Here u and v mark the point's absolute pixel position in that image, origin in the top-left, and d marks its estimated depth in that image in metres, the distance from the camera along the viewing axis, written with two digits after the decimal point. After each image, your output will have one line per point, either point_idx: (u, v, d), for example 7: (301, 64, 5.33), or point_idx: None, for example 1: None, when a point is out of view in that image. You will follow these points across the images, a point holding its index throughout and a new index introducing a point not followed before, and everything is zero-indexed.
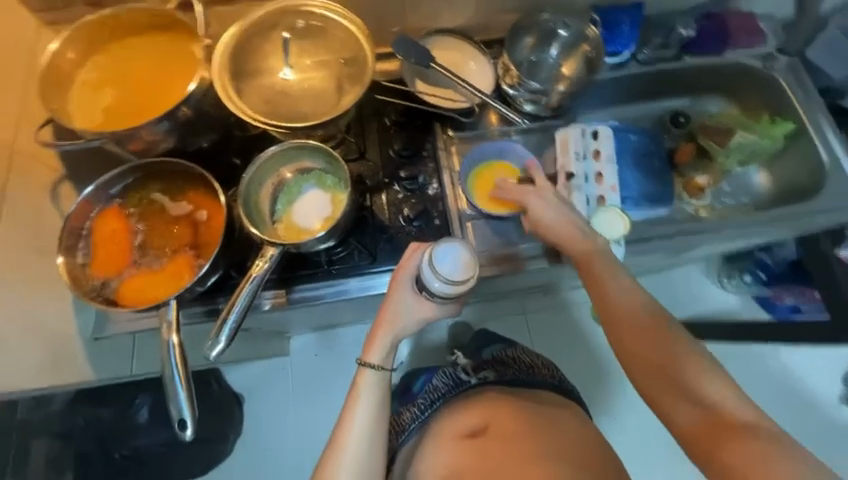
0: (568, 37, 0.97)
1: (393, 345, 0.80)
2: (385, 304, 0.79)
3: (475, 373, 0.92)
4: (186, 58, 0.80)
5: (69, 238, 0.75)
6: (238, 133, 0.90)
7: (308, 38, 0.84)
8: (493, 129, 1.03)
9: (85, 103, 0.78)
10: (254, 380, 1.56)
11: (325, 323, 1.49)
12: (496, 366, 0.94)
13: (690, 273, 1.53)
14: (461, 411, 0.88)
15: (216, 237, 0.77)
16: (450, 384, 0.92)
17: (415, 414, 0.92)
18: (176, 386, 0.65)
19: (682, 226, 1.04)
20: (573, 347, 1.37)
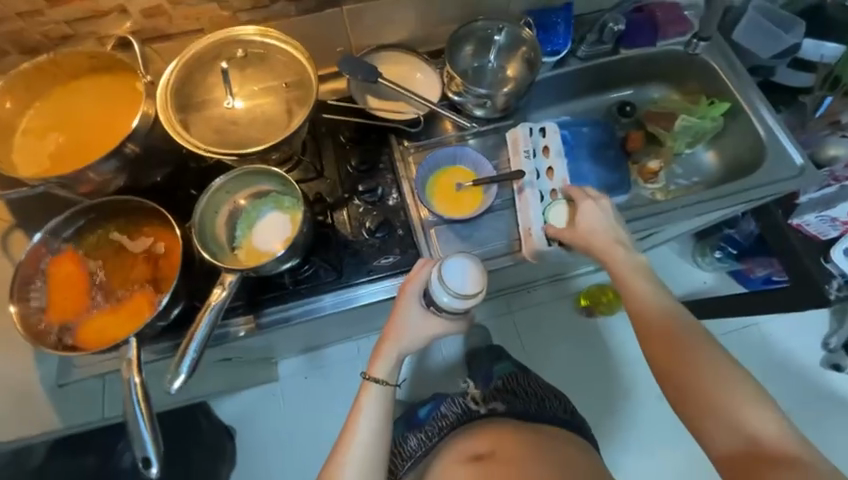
0: (504, 41, 1.01)
1: (398, 357, 0.81)
2: (392, 320, 0.80)
3: (485, 404, 0.96)
4: (129, 95, 0.81)
5: (22, 286, 0.74)
6: (193, 164, 0.91)
7: (251, 65, 0.86)
8: (449, 135, 1.05)
9: (30, 149, 0.78)
10: (244, 411, 1.52)
11: (310, 344, 1.48)
12: (502, 393, 0.98)
13: (665, 254, 1.60)
14: (470, 436, 0.90)
15: (174, 270, 0.77)
16: (459, 412, 0.95)
17: (423, 441, 0.95)
18: (139, 426, 0.64)
19: (641, 210, 1.07)
20: (561, 340, 1.51)
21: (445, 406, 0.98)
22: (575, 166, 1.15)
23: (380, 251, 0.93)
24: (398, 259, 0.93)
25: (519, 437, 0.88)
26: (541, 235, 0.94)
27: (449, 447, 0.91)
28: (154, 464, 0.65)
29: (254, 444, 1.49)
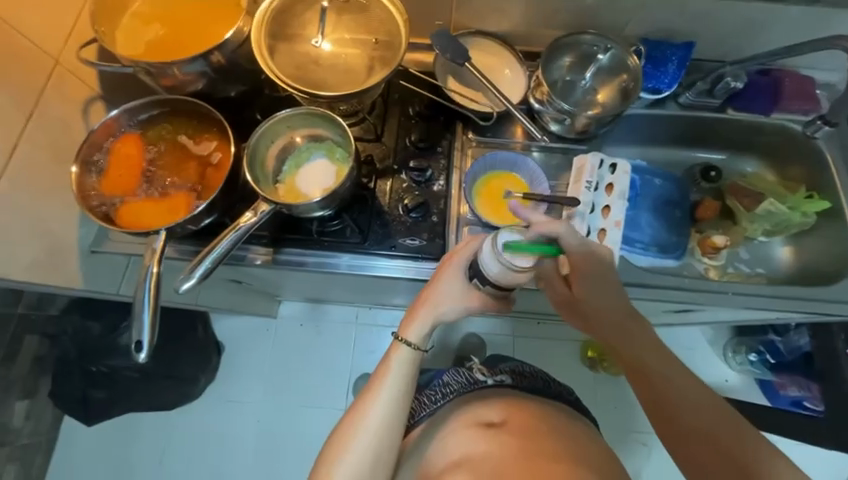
0: (606, 63, 0.95)
1: (432, 327, 0.77)
2: (432, 284, 0.78)
3: (492, 375, 0.92)
4: (232, 9, 0.83)
5: (88, 153, 0.79)
6: (267, 92, 0.93)
7: (349, 13, 0.86)
8: (515, 141, 1.01)
9: (131, 31, 0.83)
10: (238, 334, 1.61)
11: (315, 295, 1.52)
12: (511, 372, 0.93)
13: (695, 336, 1.46)
14: (478, 404, 0.87)
15: (219, 183, 0.80)
16: (463, 382, 0.92)
17: (429, 403, 0.93)
18: (143, 312, 0.68)
19: (689, 281, 0.98)
20: (562, 377, 1.45)
21: (448, 375, 0.94)
22: (633, 214, 1.08)
23: (409, 231, 0.92)
24: (424, 244, 0.92)
25: (529, 416, 0.84)
26: None
27: (456, 409, 0.88)
28: (143, 350, 0.68)
29: (237, 365, 1.58)
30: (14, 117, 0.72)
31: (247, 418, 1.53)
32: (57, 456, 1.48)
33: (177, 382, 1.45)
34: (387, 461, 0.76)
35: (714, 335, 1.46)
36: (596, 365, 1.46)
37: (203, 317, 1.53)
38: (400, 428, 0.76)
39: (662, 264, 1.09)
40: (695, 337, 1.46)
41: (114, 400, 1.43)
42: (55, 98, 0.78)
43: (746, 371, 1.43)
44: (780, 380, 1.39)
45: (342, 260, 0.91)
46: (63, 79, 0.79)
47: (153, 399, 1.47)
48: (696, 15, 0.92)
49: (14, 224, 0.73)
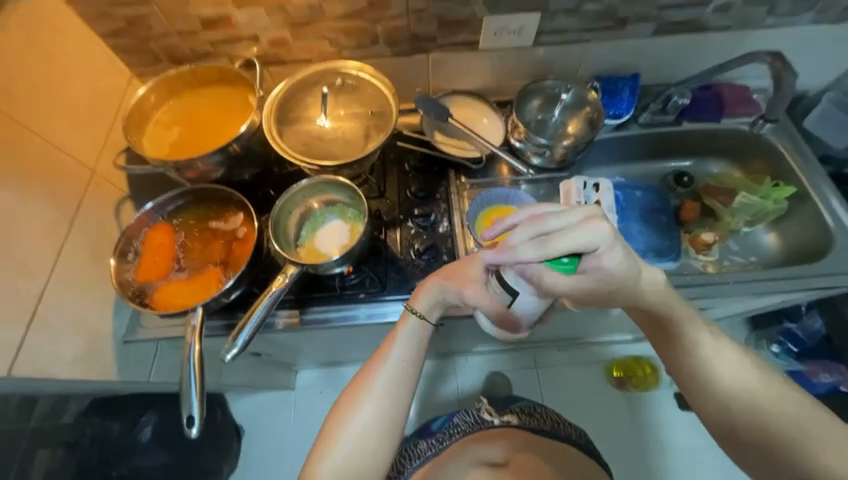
0: (570, 100, 1.09)
1: (440, 300, 0.75)
2: (457, 261, 0.72)
3: (499, 415, 0.94)
4: (243, 105, 0.96)
5: (124, 246, 0.86)
6: (276, 169, 1.03)
7: (344, 93, 0.99)
8: (503, 177, 1.12)
9: (156, 136, 0.94)
10: (259, 412, 1.57)
11: (333, 357, 1.52)
12: (519, 413, 0.96)
13: None
14: (484, 444, 0.89)
15: (246, 256, 0.87)
16: (471, 422, 0.93)
17: (429, 446, 0.91)
18: (189, 386, 0.71)
19: (691, 279, 1.04)
20: (591, 400, 1.44)
21: (457, 415, 0.96)
22: (624, 226, 1.16)
23: (424, 273, 0.98)
24: None
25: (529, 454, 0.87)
26: None
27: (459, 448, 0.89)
28: (195, 424, 0.70)
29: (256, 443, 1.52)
30: (58, 225, 0.79)
31: None
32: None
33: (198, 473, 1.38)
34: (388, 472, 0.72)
35: (729, 331, 1.49)
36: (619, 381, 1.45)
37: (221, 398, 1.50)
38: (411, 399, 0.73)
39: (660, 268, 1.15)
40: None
41: None
42: (91, 204, 0.86)
43: (770, 363, 1.44)
44: (810, 368, 1.36)
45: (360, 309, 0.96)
46: (99, 186, 0.88)
47: None
48: (637, 51, 1.07)
49: (59, 325, 0.77)
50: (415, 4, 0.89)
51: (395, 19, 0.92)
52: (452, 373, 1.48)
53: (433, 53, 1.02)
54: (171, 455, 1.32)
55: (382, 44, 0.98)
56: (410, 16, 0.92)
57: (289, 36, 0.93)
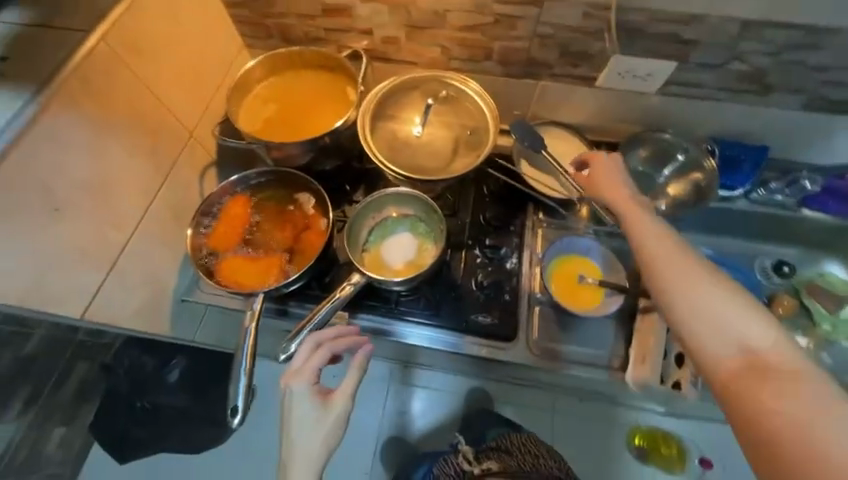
0: (683, 162, 0.98)
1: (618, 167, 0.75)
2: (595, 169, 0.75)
3: (479, 463, 1.00)
4: (342, 100, 0.96)
5: (202, 210, 0.87)
6: (354, 164, 1.04)
7: (446, 106, 0.96)
8: (580, 224, 1.03)
9: (252, 111, 0.94)
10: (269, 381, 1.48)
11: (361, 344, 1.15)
12: (495, 454, 1.04)
13: None
14: None
15: (310, 252, 0.88)
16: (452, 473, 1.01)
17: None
18: (240, 368, 0.68)
19: None
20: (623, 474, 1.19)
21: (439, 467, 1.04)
22: None
23: (483, 307, 0.91)
24: (495, 322, 0.90)
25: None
26: (655, 367, 0.84)
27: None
28: (237, 415, 0.68)
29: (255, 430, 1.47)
30: (152, 182, 0.80)
31: None
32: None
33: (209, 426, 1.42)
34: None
35: None
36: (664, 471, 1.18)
37: None
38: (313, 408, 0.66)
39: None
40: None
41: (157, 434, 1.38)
42: (182, 168, 0.86)
43: None
44: None
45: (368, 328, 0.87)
46: (192, 149, 0.88)
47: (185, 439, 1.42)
48: (771, 124, 0.94)
49: (130, 276, 0.78)
50: (542, 28, 0.83)
51: (517, 40, 0.87)
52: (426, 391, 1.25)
53: (544, 80, 0.95)
54: (189, 402, 1.36)
55: (495, 62, 0.93)
56: (533, 40, 0.86)
57: (404, 36, 0.92)
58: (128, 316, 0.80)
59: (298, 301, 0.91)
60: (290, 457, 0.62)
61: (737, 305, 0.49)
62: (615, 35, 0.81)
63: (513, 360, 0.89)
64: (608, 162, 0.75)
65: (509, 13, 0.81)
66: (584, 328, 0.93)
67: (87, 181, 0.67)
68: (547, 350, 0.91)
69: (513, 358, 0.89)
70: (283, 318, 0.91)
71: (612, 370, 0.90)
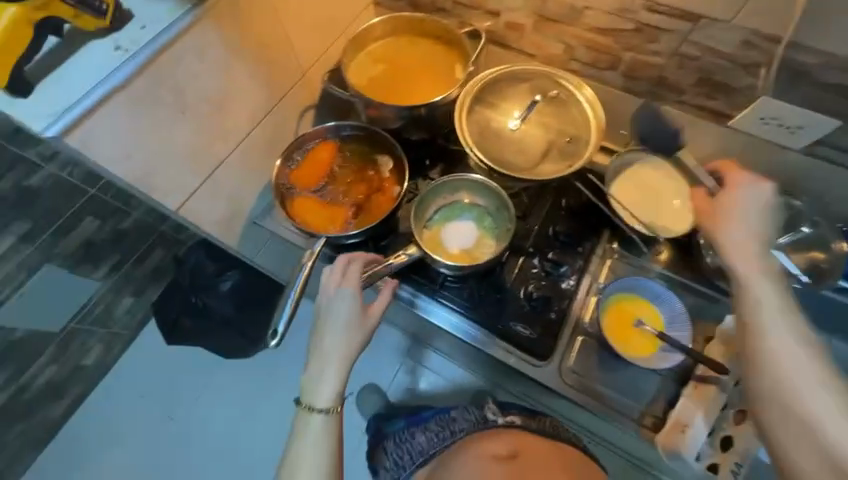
0: (806, 235, 0.85)
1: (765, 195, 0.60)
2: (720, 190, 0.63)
3: (502, 416, 0.96)
4: (448, 76, 0.95)
5: (295, 146, 0.93)
6: (440, 141, 1.04)
7: (551, 107, 0.92)
8: (655, 266, 0.95)
9: (361, 66, 0.97)
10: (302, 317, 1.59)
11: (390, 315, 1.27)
12: (522, 414, 0.98)
13: None
14: (492, 440, 0.91)
15: (377, 212, 0.91)
16: (474, 420, 0.96)
17: (425, 446, 0.97)
18: (289, 293, 0.73)
19: None
20: None
21: (458, 411, 1.00)
22: None
23: (524, 317, 0.88)
24: (532, 336, 0.87)
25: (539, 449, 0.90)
26: (695, 442, 0.74)
27: (429, 468, 0.93)
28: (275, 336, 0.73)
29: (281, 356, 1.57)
30: (260, 109, 0.86)
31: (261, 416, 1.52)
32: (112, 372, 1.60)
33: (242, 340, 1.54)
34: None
35: None
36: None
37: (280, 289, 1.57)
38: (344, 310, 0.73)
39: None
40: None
41: (200, 330, 1.52)
42: (288, 104, 0.92)
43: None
44: None
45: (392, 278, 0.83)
46: (300, 88, 0.94)
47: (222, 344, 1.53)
48: None
49: (220, 187, 0.85)
50: (686, 48, 0.75)
51: (653, 54, 0.79)
52: (436, 374, 1.34)
53: (668, 104, 0.86)
54: (233, 313, 1.48)
55: (619, 73, 0.86)
56: (672, 58, 0.78)
57: (530, 25, 0.88)
58: (208, 223, 0.88)
59: (351, 255, 0.94)
60: (323, 344, 0.73)
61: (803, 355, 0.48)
62: (772, 73, 0.70)
63: (540, 379, 0.86)
64: (749, 191, 0.61)
65: (655, 23, 0.74)
66: (625, 375, 0.86)
67: (212, 95, 0.72)
68: (578, 383, 0.86)
69: (541, 377, 0.86)
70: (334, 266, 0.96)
71: (642, 428, 0.83)
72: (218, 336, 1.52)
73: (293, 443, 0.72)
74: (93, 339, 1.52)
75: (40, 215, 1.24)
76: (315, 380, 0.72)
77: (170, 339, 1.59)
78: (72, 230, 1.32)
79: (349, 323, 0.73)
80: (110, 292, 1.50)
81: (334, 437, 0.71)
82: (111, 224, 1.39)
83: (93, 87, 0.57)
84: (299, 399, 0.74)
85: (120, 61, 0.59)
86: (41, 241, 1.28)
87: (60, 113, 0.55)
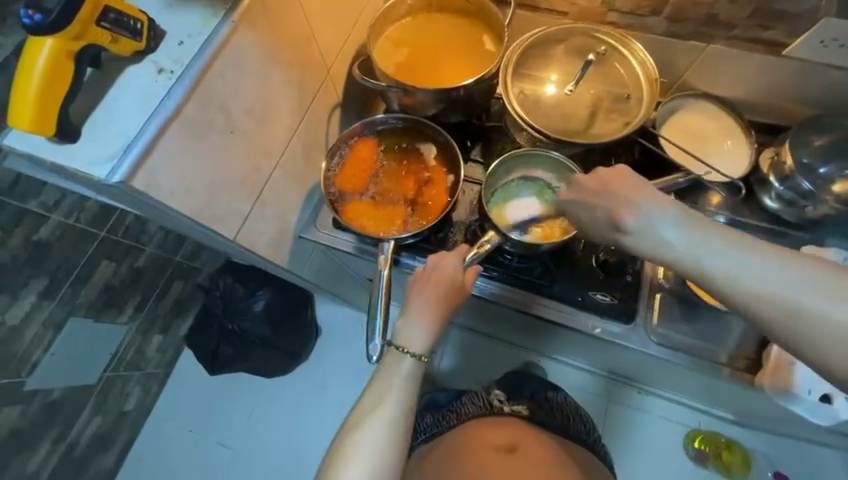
0: None
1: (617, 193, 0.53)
2: (617, 195, 0.53)
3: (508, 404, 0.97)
4: (479, 48, 0.90)
5: (335, 149, 0.87)
6: (475, 120, 0.99)
7: (595, 64, 0.87)
8: (709, 208, 0.91)
9: (384, 51, 0.90)
10: (336, 323, 1.55)
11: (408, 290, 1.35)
12: (530, 403, 0.97)
13: (833, 462, 1.25)
14: (496, 431, 0.90)
15: (433, 205, 0.87)
16: (479, 406, 0.96)
17: (430, 426, 0.98)
18: (377, 305, 0.72)
19: None
20: (629, 438, 1.30)
21: (468, 396, 0.99)
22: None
23: (601, 286, 0.87)
24: (615, 303, 0.86)
25: (536, 439, 0.89)
26: (802, 378, 0.76)
27: (427, 447, 0.94)
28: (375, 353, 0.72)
29: (319, 367, 1.52)
30: (295, 116, 0.80)
31: (312, 435, 1.45)
32: (155, 413, 1.54)
33: (281, 356, 1.42)
34: (399, 452, 0.68)
35: None
36: (674, 444, 1.28)
37: (311, 299, 1.51)
38: (453, 278, 0.74)
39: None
40: (782, 442, 1.27)
41: (234, 356, 1.39)
42: (318, 106, 0.86)
43: None
44: None
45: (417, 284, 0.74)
46: (328, 86, 0.87)
47: (262, 365, 1.43)
48: None
49: (269, 205, 0.80)
50: None
51: None
52: (460, 347, 1.41)
53: (715, 42, 0.83)
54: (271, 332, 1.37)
55: (664, 16, 0.82)
56: None
57: None
58: (260, 246, 0.82)
59: (412, 253, 0.90)
60: (421, 303, 0.73)
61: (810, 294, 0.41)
62: None
63: (630, 344, 0.86)
64: (630, 191, 0.52)
65: None
66: (710, 323, 0.86)
67: (250, 109, 0.68)
68: (664, 340, 0.85)
69: (628, 341, 0.86)
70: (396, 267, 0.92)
71: (735, 372, 0.84)
72: (255, 359, 1.41)
73: (378, 378, 0.72)
74: (130, 384, 1.43)
75: (55, 267, 1.09)
76: (407, 325, 0.73)
77: (214, 371, 1.44)
78: (91, 277, 1.18)
79: (447, 282, 0.73)
80: (138, 335, 1.39)
81: (413, 388, 0.72)
82: (128, 264, 1.25)
83: (148, 120, 0.55)
84: (389, 342, 0.74)
85: (167, 85, 0.57)
86: (62, 294, 1.13)
87: (123, 153, 0.54)
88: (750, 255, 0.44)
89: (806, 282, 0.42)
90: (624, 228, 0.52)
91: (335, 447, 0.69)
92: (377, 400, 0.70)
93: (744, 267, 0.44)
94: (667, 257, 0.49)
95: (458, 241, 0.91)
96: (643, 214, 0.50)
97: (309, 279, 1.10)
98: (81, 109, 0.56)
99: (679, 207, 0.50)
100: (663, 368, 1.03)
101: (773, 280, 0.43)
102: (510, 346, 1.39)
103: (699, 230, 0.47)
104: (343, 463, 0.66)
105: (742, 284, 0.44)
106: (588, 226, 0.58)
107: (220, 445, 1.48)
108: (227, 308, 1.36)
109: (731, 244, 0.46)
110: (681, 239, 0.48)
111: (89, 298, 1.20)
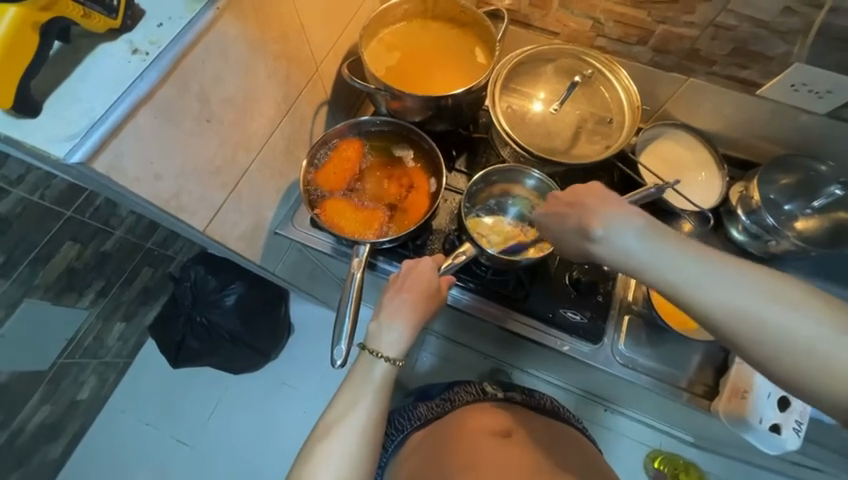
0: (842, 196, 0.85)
1: (594, 210, 0.54)
2: (597, 206, 0.54)
3: (503, 390, 0.97)
4: (470, 59, 0.90)
5: (318, 146, 0.86)
6: (462, 130, 0.99)
7: (580, 86, 0.89)
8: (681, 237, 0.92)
9: (376, 53, 0.90)
10: (311, 321, 1.53)
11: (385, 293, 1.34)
12: (523, 391, 0.98)
13: None
14: (492, 415, 0.90)
15: (413, 211, 0.86)
16: (473, 393, 0.96)
17: (426, 412, 0.96)
18: (347, 305, 0.71)
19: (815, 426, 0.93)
20: None
21: (460, 385, 0.98)
22: None
23: (573, 304, 0.88)
24: (586, 322, 0.87)
25: (529, 425, 0.88)
26: (755, 407, 0.78)
27: (424, 434, 0.91)
28: (341, 355, 0.70)
29: (289, 366, 1.48)
30: (278, 110, 0.78)
31: (276, 436, 1.41)
32: (111, 404, 1.47)
33: (252, 353, 1.38)
34: (371, 460, 0.67)
35: None
36: (634, 460, 1.31)
37: (286, 296, 1.47)
38: (430, 285, 0.74)
39: (840, 434, 0.93)
40: (734, 466, 1.31)
41: (200, 350, 1.34)
42: (304, 102, 0.84)
43: None
44: None
45: (392, 286, 0.73)
46: (316, 84, 0.86)
47: (229, 360, 1.38)
48: None
49: (243, 199, 0.78)
50: (723, 19, 0.75)
51: (687, 26, 0.78)
52: (435, 353, 1.41)
53: (696, 75, 0.86)
54: (240, 327, 1.33)
55: (649, 47, 0.85)
56: (708, 29, 0.77)
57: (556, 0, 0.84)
58: (232, 240, 0.79)
59: (387, 257, 0.90)
60: (391, 306, 0.72)
61: (765, 303, 0.43)
62: (807, 40, 0.72)
63: (598, 363, 0.87)
64: (607, 207, 0.54)
65: None
66: (675, 347, 0.88)
67: (229, 99, 0.67)
68: (630, 361, 0.87)
69: (595, 360, 0.87)
70: (369, 271, 0.91)
71: (694, 396, 0.86)
72: (221, 355, 1.36)
73: (349, 385, 0.71)
74: (86, 372, 1.36)
75: (13, 244, 1.03)
76: (381, 327, 0.72)
77: (177, 364, 1.38)
78: (53, 258, 1.12)
79: (424, 288, 0.73)
80: (98, 321, 1.32)
81: (387, 391, 0.71)
82: (93, 247, 1.19)
83: (116, 101, 0.53)
84: (361, 345, 0.72)
85: (140, 66, 0.55)
86: (18, 274, 1.07)
87: (87, 131, 0.52)
88: (706, 264, 0.46)
89: (758, 290, 0.44)
90: (593, 237, 0.54)
91: (304, 452, 0.67)
92: (348, 406, 0.69)
93: (703, 276, 0.46)
94: (631, 264, 0.50)
95: (435, 249, 0.91)
96: (609, 224, 0.53)
97: (283, 276, 1.07)
98: (48, 84, 0.53)
99: (648, 221, 0.52)
100: (629, 391, 1.05)
101: (733, 291, 0.44)
102: (480, 355, 1.39)
103: (660, 240, 0.50)
104: (313, 471, 0.64)
105: (699, 292, 0.45)
106: (563, 239, 0.59)
107: (179, 443, 1.42)
108: (195, 301, 1.31)
109: (691, 253, 0.48)
110: (643, 248, 0.50)
111: (48, 279, 1.13)
